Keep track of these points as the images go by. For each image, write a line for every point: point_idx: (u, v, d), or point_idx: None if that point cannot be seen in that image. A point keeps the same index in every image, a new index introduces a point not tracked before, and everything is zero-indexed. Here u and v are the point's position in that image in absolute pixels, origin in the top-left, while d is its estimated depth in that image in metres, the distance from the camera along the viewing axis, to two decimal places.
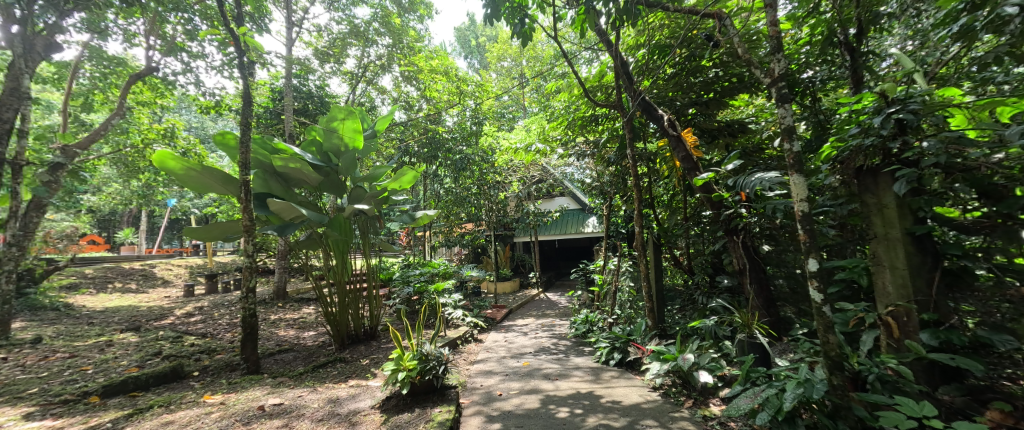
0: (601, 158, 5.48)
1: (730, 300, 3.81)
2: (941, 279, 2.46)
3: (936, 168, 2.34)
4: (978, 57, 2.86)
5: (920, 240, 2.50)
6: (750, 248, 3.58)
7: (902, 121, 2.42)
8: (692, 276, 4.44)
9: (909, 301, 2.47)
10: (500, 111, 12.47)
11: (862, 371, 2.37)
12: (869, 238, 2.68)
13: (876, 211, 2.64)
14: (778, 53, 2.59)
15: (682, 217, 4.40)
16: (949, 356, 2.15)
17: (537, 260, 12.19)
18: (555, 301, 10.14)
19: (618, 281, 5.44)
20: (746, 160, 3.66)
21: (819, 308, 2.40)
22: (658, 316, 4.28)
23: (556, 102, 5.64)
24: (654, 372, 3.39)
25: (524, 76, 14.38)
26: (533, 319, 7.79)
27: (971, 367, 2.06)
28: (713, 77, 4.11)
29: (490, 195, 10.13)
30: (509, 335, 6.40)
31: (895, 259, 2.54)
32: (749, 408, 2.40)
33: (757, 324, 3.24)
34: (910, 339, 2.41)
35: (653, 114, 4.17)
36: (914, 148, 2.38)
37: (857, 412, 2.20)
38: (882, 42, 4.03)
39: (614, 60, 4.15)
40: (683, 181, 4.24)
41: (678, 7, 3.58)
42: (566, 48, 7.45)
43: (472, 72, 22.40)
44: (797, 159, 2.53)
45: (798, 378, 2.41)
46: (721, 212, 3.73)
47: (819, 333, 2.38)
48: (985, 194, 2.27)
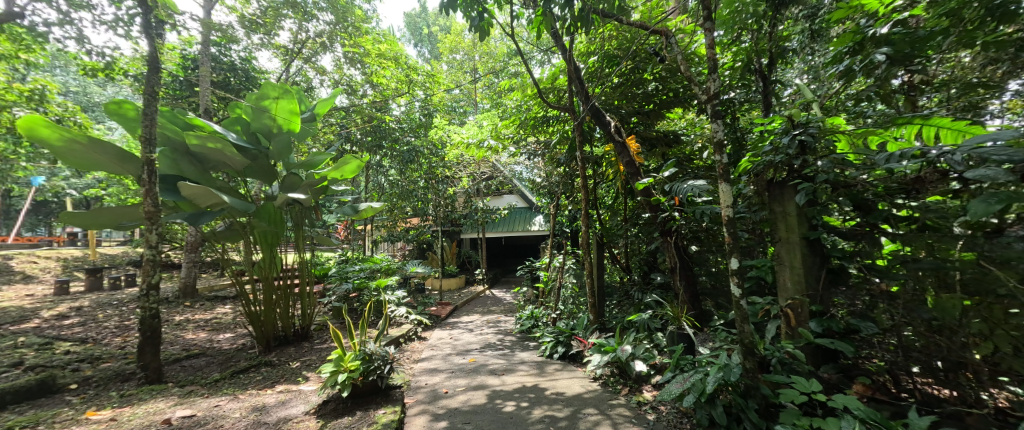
0: (552, 159, 5.61)
1: (662, 295, 4.18)
2: (826, 276, 2.95)
3: (827, 184, 2.78)
4: (856, 94, 3.55)
5: (813, 244, 2.96)
6: (681, 248, 3.94)
7: (804, 142, 2.85)
8: (630, 274, 4.79)
9: (803, 295, 2.92)
10: (450, 104, 12.14)
11: (767, 355, 2.78)
12: (775, 241, 3.11)
13: (781, 218, 3.07)
14: (713, 74, 2.96)
15: (623, 218, 4.70)
16: (829, 341, 2.60)
17: (484, 257, 12.14)
18: (500, 297, 10.25)
19: (563, 277, 5.64)
20: (680, 168, 4.01)
21: (738, 301, 2.74)
22: (599, 311, 4.55)
23: (509, 100, 5.66)
24: (596, 364, 3.67)
25: (476, 72, 14.17)
26: (479, 315, 7.78)
27: (845, 350, 2.51)
28: (653, 91, 4.43)
29: (439, 189, 9.79)
30: (455, 332, 6.33)
31: (794, 259, 2.98)
32: (679, 392, 2.67)
33: (685, 317, 3.60)
34: (803, 327, 2.87)
35: (601, 119, 4.33)
36: (811, 166, 2.82)
37: (763, 390, 2.58)
38: (786, 73, 4.76)
39: (567, 64, 4.25)
40: (626, 185, 4.50)
41: (629, 21, 3.84)
42: (522, 47, 7.57)
43: (423, 60, 21.59)
44: (725, 170, 2.88)
45: (720, 363, 2.72)
46: (658, 214, 4.05)
47: (737, 323, 2.72)
48: (859, 206, 2.73)
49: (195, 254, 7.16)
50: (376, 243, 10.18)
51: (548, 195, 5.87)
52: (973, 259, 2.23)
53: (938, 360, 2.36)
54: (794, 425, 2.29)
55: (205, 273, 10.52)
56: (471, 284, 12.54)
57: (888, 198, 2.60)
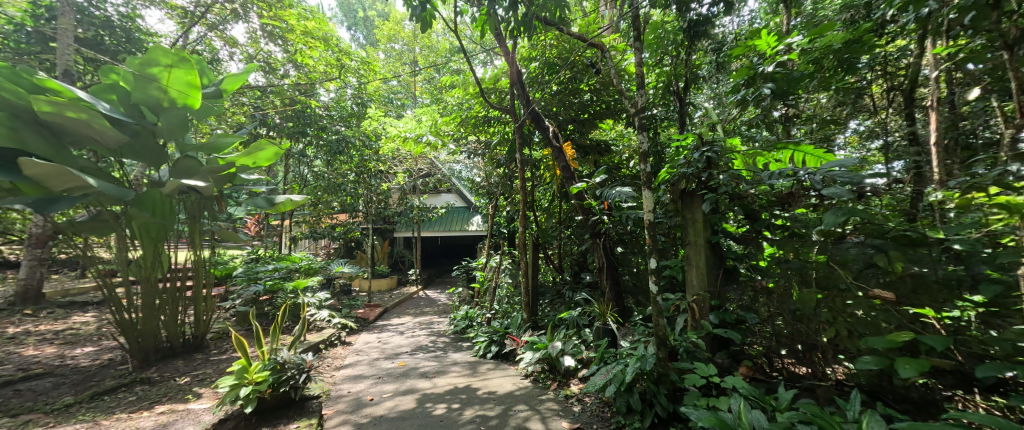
0: (491, 159, 5.63)
1: (591, 293, 4.45)
2: (723, 275, 3.37)
3: (726, 195, 3.18)
4: (753, 121, 4.18)
5: (714, 247, 3.37)
6: (608, 250, 4.24)
7: (709, 158, 3.25)
8: (562, 273, 5.00)
9: (705, 292, 3.30)
10: (386, 94, 11.45)
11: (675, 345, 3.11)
12: (685, 244, 3.48)
13: (690, 224, 3.44)
14: (640, 90, 3.25)
15: (558, 220, 4.90)
16: (722, 329, 3.06)
17: (418, 257, 11.74)
18: (435, 298, 9.99)
19: (499, 277, 5.69)
20: (610, 175, 4.31)
21: (655, 297, 3.04)
22: (532, 310, 4.69)
23: (452, 96, 5.56)
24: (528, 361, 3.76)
25: (415, 64, 13.56)
26: (410, 317, 7.48)
27: (735, 338, 2.91)
28: (588, 101, 4.75)
29: (371, 184, 9.19)
30: (383, 335, 6.01)
31: (699, 260, 3.36)
32: (603, 383, 2.87)
33: (610, 313, 3.87)
34: (704, 320, 3.24)
35: (540, 124, 4.47)
36: (716, 179, 3.22)
37: (671, 377, 2.89)
38: (699, 97, 5.42)
39: (510, 66, 4.32)
40: (561, 188, 4.72)
41: (569, 31, 4.09)
42: (464, 45, 7.48)
43: (357, 45, 20.13)
44: (649, 178, 3.16)
45: (637, 355, 2.99)
46: (590, 217, 4.30)
47: (654, 318, 3.00)
48: (749, 215, 3.17)
49: (43, 250, 5.75)
50: (294, 240, 9.21)
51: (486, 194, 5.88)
52: (826, 260, 2.66)
53: (799, 344, 2.84)
54: (694, 405, 2.58)
55: (59, 273, 8.52)
56: (403, 284, 12.05)
57: (769, 209, 3.08)
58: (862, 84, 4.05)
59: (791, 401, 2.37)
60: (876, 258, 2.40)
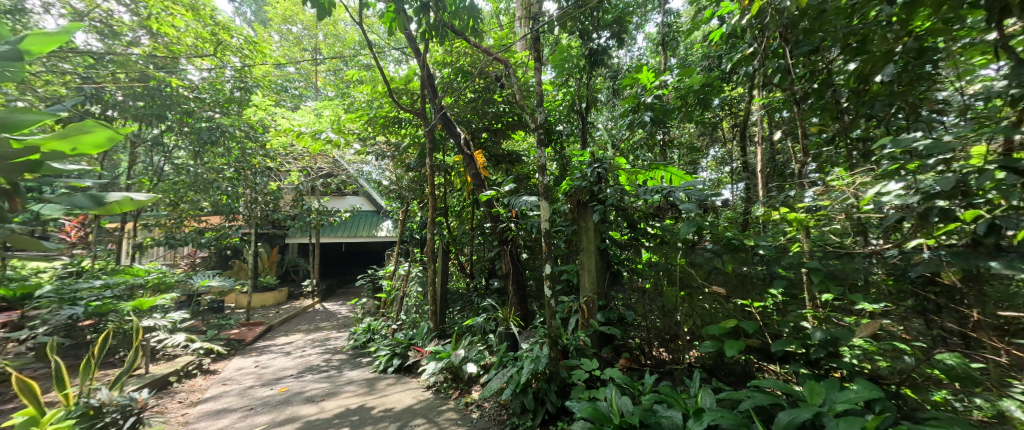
0: (401, 162, 5.39)
1: (498, 299, 4.56)
2: (609, 279, 3.71)
3: (613, 207, 3.54)
4: (643, 143, 4.83)
5: (603, 253, 3.68)
6: (514, 256, 4.39)
7: (599, 174, 3.58)
8: (472, 280, 5.02)
9: (595, 294, 3.58)
10: (280, 82, 10.09)
11: (567, 344, 3.37)
12: (578, 251, 3.72)
13: (583, 232, 3.70)
14: (540, 107, 3.56)
15: (468, 227, 4.92)
16: (606, 326, 3.44)
17: (314, 266, 10.51)
18: (334, 311, 9.08)
19: (407, 286, 5.46)
20: (519, 184, 4.49)
21: (549, 301, 3.25)
22: (440, 319, 4.62)
23: (359, 92, 5.22)
24: (430, 371, 3.71)
25: (317, 52, 12.22)
26: (302, 335, 6.67)
27: (618, 333, 3.23)
28: (500, 112, 4.89)
29: (254, 183, 8.09)
30: (264, 358, 5.24)
31: (590, 265, 3.63)
32: (497, 387, 3.07)
33: (513, 318, 4.02)
34: (593, 318, 3.53)
35: (452, 130, 4.50)
36: (606, 193, 3.56)
37: (561, 374, 3.13)
38: (601, 117, 6.05)
39: (421, 68, 4.23)
40: (472, 196, 4.75)
41: (478, 43, 4.11)
42: (377, 39, 7.02)
43: (246, 20, 17.45)
44: (546, 189, 3.45)
45: (532, 356, 3.19)
46: (498, 224, 4.42)
47: (547, 320, 3.20)
48: (630, 225, 3.56)
49: None
50: (142, 249, 7.46)
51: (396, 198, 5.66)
52: (684, 263, 3.11)
53: (663, 335, 3.28)
54: (579, 398, 2.82)
55: None
56: (295, 297, 10.72)
57: (646, 220, 3.49)
58: (718, 119, 5.00)
59: (653, 384, 2.76)
60: (716, 261, 2.93)
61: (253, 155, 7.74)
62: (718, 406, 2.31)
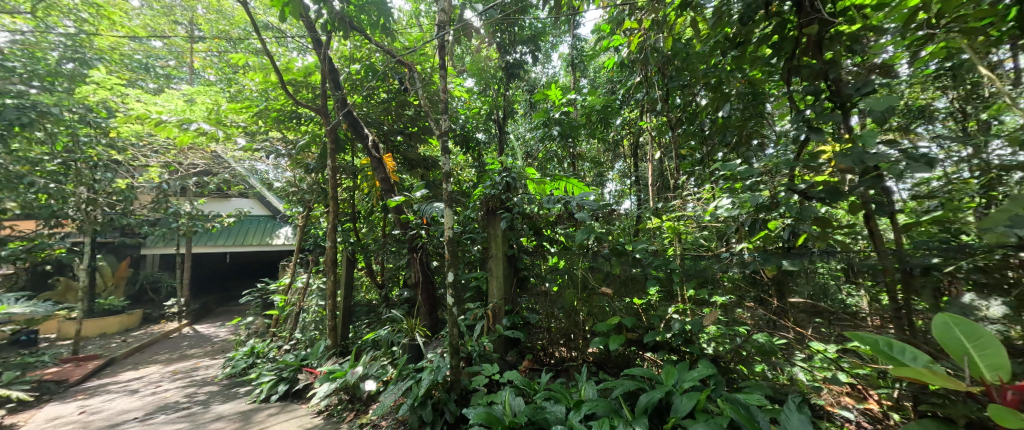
0: (298, 163, 4.82)
1: (406, 310, 4.32)
2: (516, 284, 3.63)
3: (519, 214, 3.48)
4: (556, 155, 5.07)
5: (510, 259, 3.59)
6: (425, 264, 4.20)
7: (508, 183, 3.52)
8: (381, 291, 4.69)
9: (501, 300, 3.48)
10: (144, 60, 8.37)
11: (471, 351, 3.31)
12: (486, 258, 3.61)
13: (491, 239, 3.58)
14: (444, 115, 3.51)
15: (377, 234, 4.59)
16: (511, 330, 3.35)
17: (183, 281, 8.76)
18: (209, 335, 7.68)
19: (304, 301, 4.87)
20: (431, 190, 4.33)
21: (451, 309, 3.12)
22: (341, 334, 4.21)
23: (250, 82, 4.58)
24: (321, 394, 3.34)
25: (199, 30, 10.44)
26: (161, 367, 5.50)
27: (520, 337, 3.23)
28: (413, 115, 4.68)
29: (95, 179, 6.55)
30: (101, 399, 4.19)
31: (498, 271, 3.53)
32: (391, 403, 2.85)
33: (419, 328, 3.82)
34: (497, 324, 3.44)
35: (358, 131, 4.17)
36: (513, 201, 3.50)
37: (462, 382, 3.04)
38: (519, 128, 6.21)
39: (320, 60, 3.85)
40: (380, 201, 4.44)
41: (385, 39, 3.83)
42: (278, 25, 6.24)
43: None
44: (450, 197, 3.36)
45: (432, 367, 3.07)
46: (407, 231, 4.18)
47: (448, 329, 3.08)
48: (536, 231, 3.54)
49: None
50: None
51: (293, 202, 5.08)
52: (587, 266, 3.19)
53: (565, 334, 3.38)
54: (478, 405, 2.77)
55: None
56: (154, 321, 8.82)
57: (552, 226, 3.52)
58: (621, 137, 5.49)
59: (548, 381, 2.86)
60: (607, 263, 3.10)
61: (91, 145, 6.32)
62: (598, 397, 2.51)
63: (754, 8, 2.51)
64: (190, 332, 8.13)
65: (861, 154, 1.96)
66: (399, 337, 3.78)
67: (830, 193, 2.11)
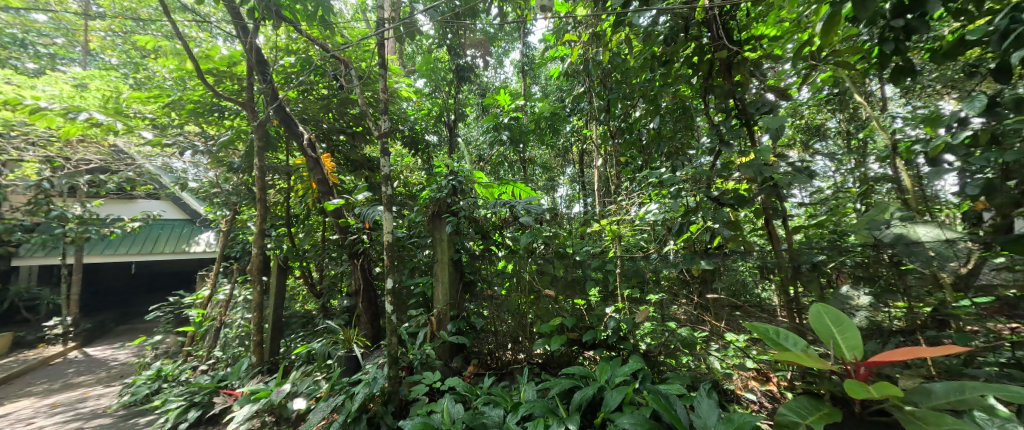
0: (222, 161, 4.36)
1: (345, 320, 4.05)
2: (463, 288, 3.51)
3: (465, 217, 3.40)
4: (507, 159, 5.06)
5: (456, 263, 3.47)
6: (366, 271, 3.97)
7: (454, 186, 3.44)
8: (318, 300, 4.37)
9: (446, 306, 3.35)
10: (29, 38, 7.18)
11: (412, 360, 3.17)
12: (432, 262, 3.47)
13: (437, 243, 3.45)
14: (384, 115, 3.17)
15: (312, 240, 4.27)
16: (455, 336, 3.24)
17: (77, 295, 7.60)
18: (106, 359, 6.64)
19: (227, 314, 4.40)
20: (373, 193, 4.11)
21: (389, 317, 2.95)
22: (268, 349, 3.84)
23: (163, 70, 4.08)
24: (239, 418, 2.94)
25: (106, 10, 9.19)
26: (40, 399, 4.66)
27: (464, 342, 3.15)
28: (355, 113, 4.43)
29: None
30: None
31: (443, 275, 3.39)
32: (320, 420, 2.63)
33: (356, 338, 3.59)
34: (441, 330, 3.32)
35: (291, 128, 3.85)
36: (460, 204, 3.42)
37: (401, 393, 2.90)
38: (470, 131, 6.14)
39: (245, 49, 3.50)
40: (316, 204, 4.14)
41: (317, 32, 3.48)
42: (203, 11, 5.66)
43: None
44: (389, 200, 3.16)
45: (366, 379, 2.89)
46: (346, 236, 3.93)
47: (386, 338, 2.91)
48: (484, 235, 3.47)
49: None
50: None
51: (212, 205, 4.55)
52: (536, 269, 3.18)
53: (511, 338, 3.36)
54: (416, 416, 2.65)
55: None
56: (33, 345, 7.48)
57: (500, 230, 3.47)
58: (570, 144, 5.61)
59: (489, 385, 2.81)
60: (550, 265, 3.13)
61: None
62: (537, 398, 2.52)
63: (673, 32, 2.84)
64: (80, 357, 6.98)
65: (759, 167, 2.33)
66: (334, 349, 3.55)
67: (738, 200, 2.47)
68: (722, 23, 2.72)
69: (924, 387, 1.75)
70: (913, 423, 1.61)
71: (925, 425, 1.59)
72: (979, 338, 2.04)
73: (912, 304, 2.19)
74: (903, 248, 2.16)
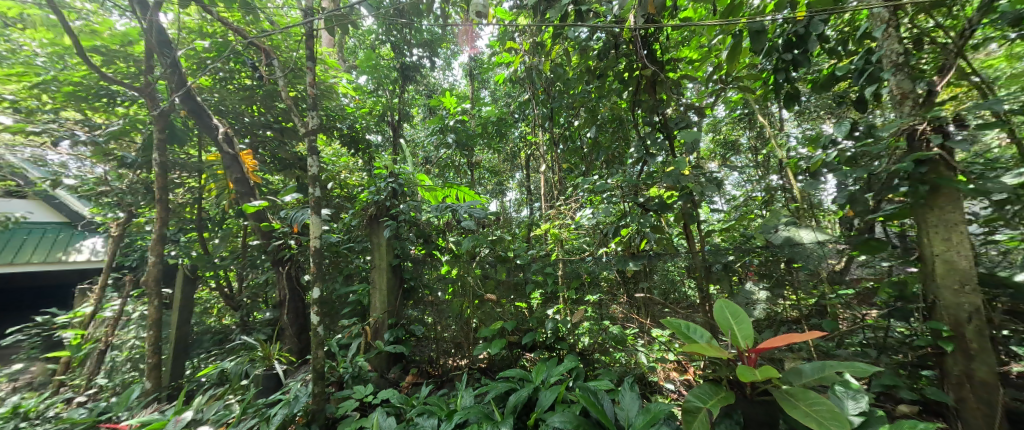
0: (114, 155, 3.74)
1: (267, 333, 3.67)
2: (403, 295, 3.39)
3: (405, 221, 3.29)
4: (453, 162, 5.00)
5: (395, 269, 3.34)
6: (293, 279, 3.65)
7: (394, 188, 3.30)
8: (236, 313, 3.91)
9: (383, 314, 3.20)
10: None
11: (342, 374, 2.96)
12: (369, 268, 3.30)
13: (375, 248, 3.30)
14: (313, 111, 2.85)
15: (229, 246, 3.82)
16: (392, 345, 3.09)
17: None
18: None
19: (116, 333, 3.76)
20: (302, 194, 3.80)
21: (315, 329, 2.71)
22: (168, 372, 3.34)
23: (32, 43, 3.42)
24: None
25: None
26: None
27: (402, 352, 3.02)
28: (281, 108, 4.08)
29: None
30: None
31: (381, 282, 3.25)
32: None
33: (278, 353, 3.27)
34: (376, 340, 3.17)
35: (203, 121, 3.44)
36: (399, 208, 3.29)
37: (328, 410, 2.69)
38: (415, 133, 5.98)
39: (143, 27, 3.07)
40: (234, 206, 3.72)
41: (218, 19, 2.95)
42: None
43: None
44: (318, 203, 2.87)
45: (287, 398, 2.64)
46: (269, 242, 3.58)
47: (311, 351, 2.68)
48: (425, 239, 3.39)
49: None
50: None
51: (99, 206, 3.89)
52: (480, 274, 3.19)
53: (452, 344, 3.30)
54: None
55: None
56: None
57: (443, 235, 3.41)
58: (516, 149, 5.71)
59: (426, 395, 2.72)
60: (492, 268, 3.16)
61: None
62: (475, 403, 2.51)
63: (605, 48, 3.08)
64: None
65: (676, 176, 2.58)
66: (251, 366, 3.16)
67: (660, 206, 2.73)
68: (651, 44, 2.98)
69: (796, 367, 1.99)
70: (786, 399, 1.84)
71: (795, 401, 1.81)
72: (847, 323, 2.51)
73: (799, 297, 2.61)
74: (789, 250, 2.53)
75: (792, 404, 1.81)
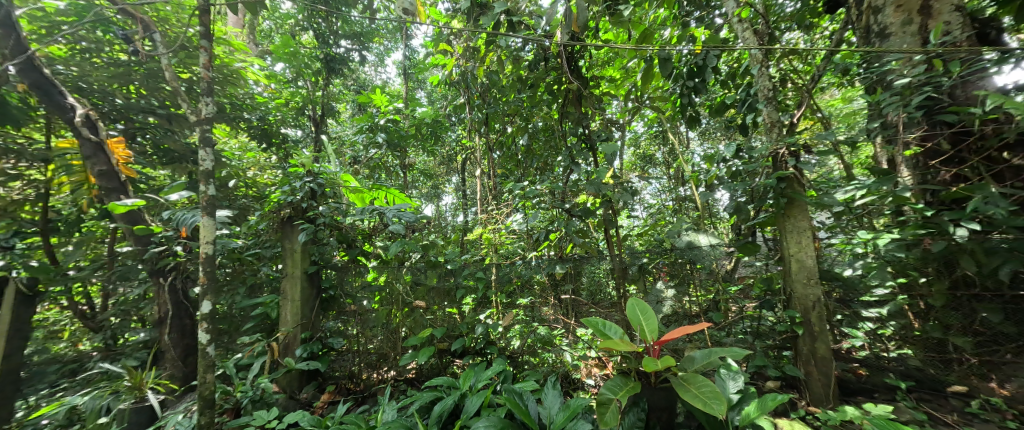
0: None
1: (140, 358, 3.07)
2: (320, 305, 3.12)
3: (325, 225, 3.02)
4: (381, 163, 4.75)
5: (311, 276, 3.06)
6: (179, 292, 3.12)
7: (312, 189, 3.02)
8: (99, 334, 3.21)
9: (296, 327, 2.91)
10: None
11: (239, 399, 2.59)
12: (280, 277, 2.99)
13: (289, 254, 3.00)
14: (209, 97, 2.46)
15: (90, 253, 3.14)
16: (305, 362, 2.81)
17: None
18: None
19: None
20: (193, 192, 3.28)
21: (204, 349, 2.33)
22: None
23: None
24: None
25: None
26: None
27: (315, 368, 2.75)
28: (167, 90, 3.49)
29: None
30: None
31: (294, 292, 2.97)
32: None
33: (154, 382, 2.74)
34: (285, 358, 2.86)
35: (50, 98, 2.77)
36: (316, 210, 3.00)
37: None
38: (339, 130, 5.58)
39: None
40: (98, 204, 3.07)
41: None
42: None
43: None
44: (212, 204, 2.47)
45: None
46: (147, 248, 3.01)
47: (198, 375, 2.30)
48: (348, 243, 3.15)
49: None
50: None
51: None
52: (409, 280, 3.06)
53: (375, 356, 3.09)
54: None
55: None
56: None
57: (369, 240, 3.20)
58: (450, 152, 5.63)
59: (343, 413, 2.51)
60: (420, 274, 3.05)
61: None
62: (398, 418, 2.38)
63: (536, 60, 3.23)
64: None
65: (596, 184, 2.79)
66: (114, 400, 2.57)
67: (584, 212, 2.93)
68: (577, 61, 3.20)
69: (689, 355, 2.26)
70: (680, 384, 2.06)
71: (687, 385, 2.05)
72: (733, 314, 2.93)
73: (700, 293, 2.98)
74: (689, 253, 2.90)
75: (684, 388, 2.04)
